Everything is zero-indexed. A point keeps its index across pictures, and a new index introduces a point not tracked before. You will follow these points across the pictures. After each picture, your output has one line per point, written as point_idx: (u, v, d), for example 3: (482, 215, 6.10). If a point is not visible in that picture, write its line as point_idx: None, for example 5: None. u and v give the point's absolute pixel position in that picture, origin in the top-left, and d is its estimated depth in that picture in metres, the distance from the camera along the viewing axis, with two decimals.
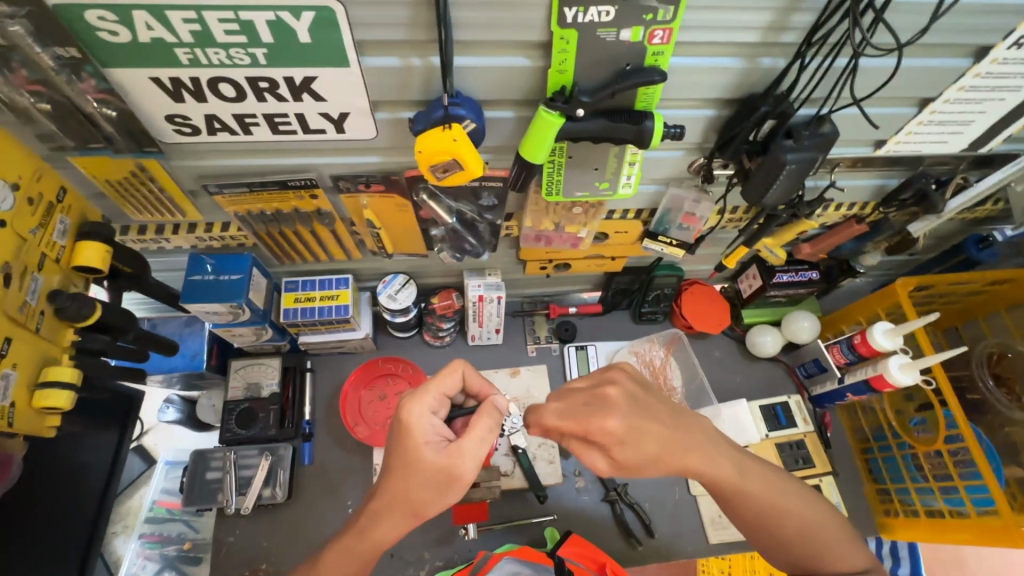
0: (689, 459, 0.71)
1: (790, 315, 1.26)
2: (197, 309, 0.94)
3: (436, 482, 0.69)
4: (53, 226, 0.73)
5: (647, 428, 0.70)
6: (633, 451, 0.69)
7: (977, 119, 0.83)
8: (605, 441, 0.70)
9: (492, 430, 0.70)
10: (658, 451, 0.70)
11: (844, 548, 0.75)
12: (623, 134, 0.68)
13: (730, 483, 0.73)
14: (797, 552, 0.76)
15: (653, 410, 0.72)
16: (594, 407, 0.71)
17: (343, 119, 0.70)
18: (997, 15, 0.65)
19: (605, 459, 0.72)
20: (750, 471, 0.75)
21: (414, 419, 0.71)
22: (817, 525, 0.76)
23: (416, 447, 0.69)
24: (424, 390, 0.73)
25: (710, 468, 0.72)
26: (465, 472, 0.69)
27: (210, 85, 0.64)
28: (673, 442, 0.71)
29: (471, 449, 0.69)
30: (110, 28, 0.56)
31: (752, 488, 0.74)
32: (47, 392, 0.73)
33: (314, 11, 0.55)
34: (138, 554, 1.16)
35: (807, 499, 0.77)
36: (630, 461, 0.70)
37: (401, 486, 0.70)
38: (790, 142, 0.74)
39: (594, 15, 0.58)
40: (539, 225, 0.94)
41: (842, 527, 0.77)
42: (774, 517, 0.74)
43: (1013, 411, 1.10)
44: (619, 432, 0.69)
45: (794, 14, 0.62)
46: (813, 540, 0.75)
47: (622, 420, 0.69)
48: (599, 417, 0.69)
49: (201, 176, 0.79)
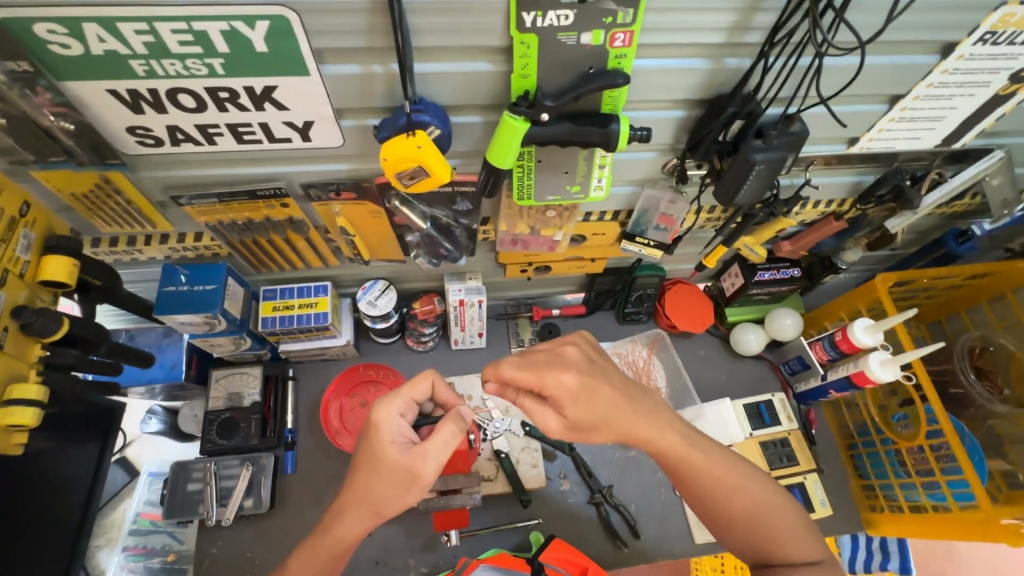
0: (640, 427, 0.72)
1: (773, 313, 1.27)
2: (171, 320, 0.93)
3: (397, 480, 0.69)
4: (16, 241, 0.72)
5: (599, 388, 0.71)
6: (585, 409, 0.70)
7: (949, 115, 0.83)
8: (557, 395, 0.70)
9: (456, 434, 0.70)
10: (609, 413, 0.71)
11: (788, 535, 0.75)
12: (589, 137, 0.67)
13: (679, 455, 0.74)
14: (741, 533, 0.76)
15: (608, 374, 0.73)
16: (553, 361, 0.72)
17: (308, 127, 0.69)
18: (960, 12, 0.65)
19: (558, 419, 0.72)
20: (701, 447, 0.75)
21: (382, 420, 0.71)
22: (766, 507, 0.76)
23: (381, 446, 0.70)
24: (393, 393, 0.74)
25: (658, 440, 0.73)
26: (426, 473, 0.69)
27: (169, 96, 0.63)
28: (625, 406, 0.71)
29: (434, 451, 0.69)
30: (61, 41, 0.55)
31: (702, 462, 0.74)
32: (13, 410, 0.72)
33: (269, 21, 0.54)
34: (121, 566, 1.15)
35: (758, 479, 0.77)
36: (580, 420, 0.70)
37: (367, 482, 0.71)
38: (760, 142, 0.73)
39: (553, 19, 0.57)
40: (515, 228, 0.94)
41: (793, 514, 0.77)
42: (724, 495, 0.75)
43: (995, 404, 1.10)
44: (572, 386, 0.70)
45: (757, 14, 0.62)
46: (760, 522, 0.75)
47: (577, 376, 0.70)
48: (555, 370, 0.70)
49: (169, 187, 0.78)
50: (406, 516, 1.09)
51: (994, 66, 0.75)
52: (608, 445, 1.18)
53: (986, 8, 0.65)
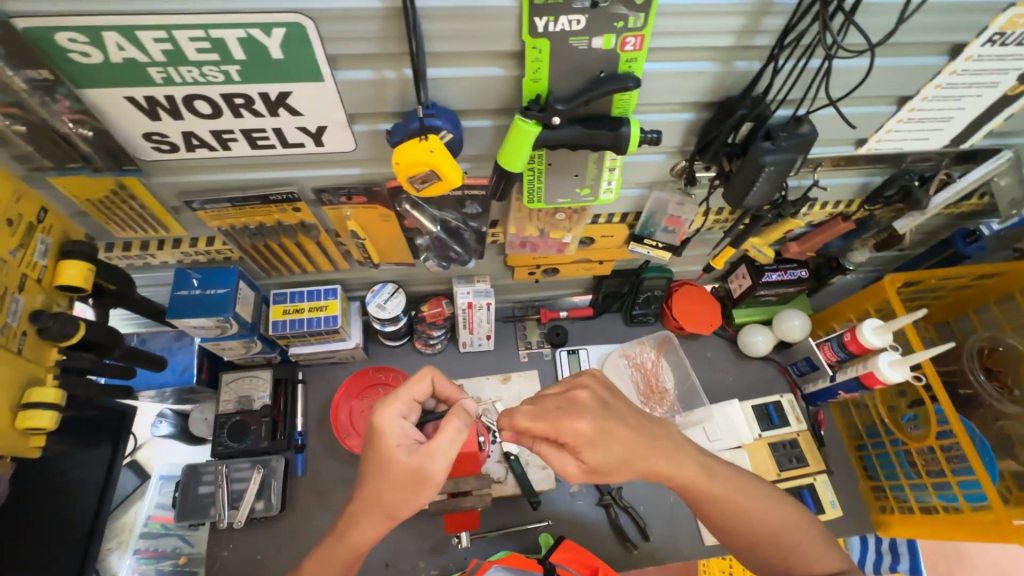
0: (657, 463, 0.73)
1: (781, 314, 1.27)
2: (184, 324, 0.94)
3: (407, 482, 0.69)
4: (34, 246, 0.73)
5: (615, 431, 0.72)
6: (602, 454, 0.71)
7: (957, 116, 0.83)
8: (574, 443, 0.71)
9: (461, 430, 0.71)
10: (626, 454, 0.72)
11: (811, 551, 0.75)
12: (600, 141, 0.68)
13: (695, 484, 0.75)
14: (764, 554, 0.76)
15: (622, 416, 0.74)
16: (566, 409, 0.73)
17: (321, 133, 0.70)
18: (969, 13, 0.65)
19: (576, 463, 0.74)
20: (716, 473, 0.76)
21: (385, 424, 0.72)
22: (786, 526, 0.76)
23: (387, 450, 0.70)
24: (394, 396, 0.74)
25: (676, 472, 0.74)
26: (436, 472, 0.69)
27: (185, 102, 0.64)
28: (642, 446, 0.73)
29: (441, 449, 0.70)
30: (82, 50, 0.56)
31: (718, 487, 0.75)
32: (31, 412, 0.72)
33: (285, 27, 0.55)
34: (133, 569, 1.16)
35: (775, 499, 0.78)
36: (598, 464, 0.72)
37: (375, 487, 0.71)
38: (769, 144, 0.74)
39: (564, 24, 0.58)
40: (524, 231, 0.94)
41: (813, 530, 0.77)
42: (742, 518, 0.75)
43: (1005, 404, 1.09)
44: (589, 433, 0.71)
45: (766, 18, 0.63)
46: (781, 542, 0.75)
47: (592, 422, 0.71)
48: (570, 419, 0.71)
49: (183, 192, 0.79)
50: (416, 518, 1.10)
51: (1002, 66, 0.75)
52: None
53: (994, 9, 0.65)
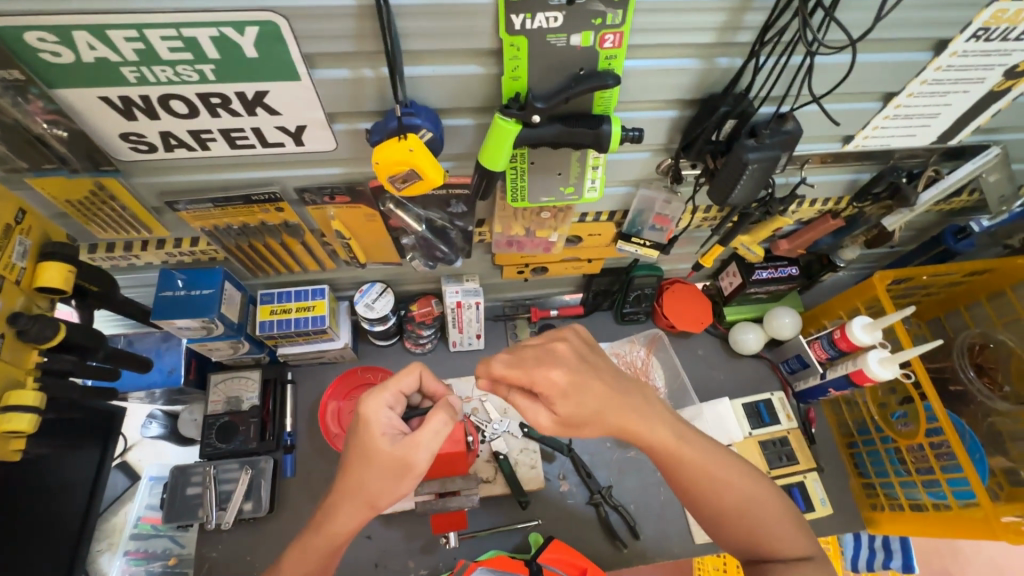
0: (628, 421, 0.72)
1: (771, 312, 1.26)
2: (169, 325, 0.93)
3: (390, 471, 0.69)
4: (12, 247, 0.72)
5: (589, 383, 0.71)
6: (575, 404, 0.70)
7: (944, 112, 0.82)
8: (547, 392, 0.70)
9: (446, 423, 0.70)
10: (599, 407, 0.70)
11: (777, 529, 0.75)
12: (582, 139, 0.67)
13: (669, 450, 0.73)
14: (731, 528, 0.76)
15: (598, 369, 0.73)
16: (542, 359, 0.72)
17: (300, 132, 0.69)
18: (952, 8, 0.64)
19: (549, 415, 0.72)
20: (692, 443, 0.75)
21: (370, 413, 0.72)
22: (757, 503, 0.76)
23: (371, 438, 0.70)
24: (381, 387, 0.74)
25: (648, 435, 0.73)
26: (418, 462, 0.69)
27: (161, 103, 0.63)
28: (615, 401, 0.71)
29: (426, 440, 0.69)
30: (52, 49, 0.55)
31: (693, 458, 0.74)
32: (8, 416, 0.72)
33: (257, 26, 0.55)
34: (123, 571, 1.16)
35: (751, 476, 0.77)
36: (570, 415, 0.70)
37: (359, 475, 0.70)
38: (752, 141, 0.73)
39: (542, 21, 0.57)
40: (510, 230, 0.94)
41: (784, 511, 0.77)
42: (715, 490, 0.75)
43: (995, 401, 1.09)
44: (562, 383, 0.70)
45: (746, 14, 0.62)
46: (750, 517, 0.75)
47: (566, 372, 0.70)
48: (543, 367, 0.70)
49: (165, 193, 0.79)
50: (405, 518, 1.09)
51: (987, 62, 0.74)
52: (607, 445, 1.18)
53: (978, 4, 0.65)
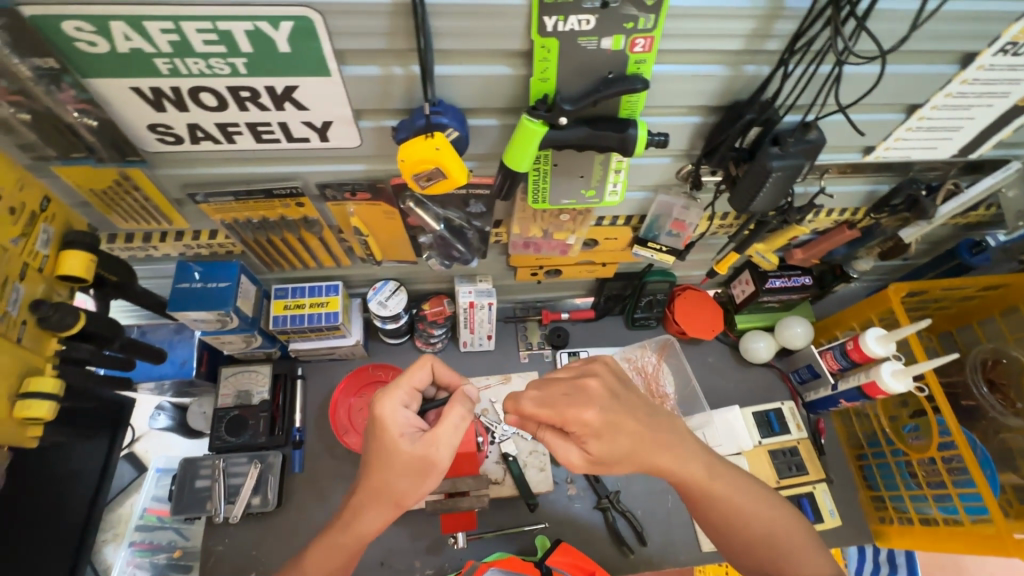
0: (660, 458, 0.72)
1: (783, 321, 1.26)
2: (184, 317, 0.93)
3: (413, 470, 0.69)
4: (36, 235, 0.72)
5: (622, 423, 0.70)
6: (608, 446, 0.69)
7: (967, 125, 0.82)
8: (580, 432, 0.70)
9: (464, 417, 0.71)
10: (631, 447, 0.70)
11: (806, 559, 0.75)
12: (607, 142, 0.67)
13: (700, 484, 0.74)
14: (758, 557, 0.76)
15: (632, 408, 0.72)
16: (574, 398, 0.71)
17: (326, 128, 0.70)
18: (982, 22, 0.64)
19: (580, 452, 0.72)
20: (719, 475, 0.76)
21: (387, 414, 0.71)
22: (783, 534, 0.76)
23: (390, 440, 0.69)
24: (394, 385, 0.73)
25: (679, 470, 0.73)
26: (441, 459, 0.69)
27: (190, 94, 0.63)
28: (648, 439, 0.71)
29: (445, 436, 0.69)
30: (88, 39, 0.56)
31: (722, 491, 0.75)
32: (29, 403, 0.72)
33: (292, 21, 0.55)
34: (129, 562, 1.16)
35: (775, 507, 0.78)
36: (604, 455, 0.70)
37: (380, 477, 0.70)
38: (776, 150, 0.73)
39: (574, 23, 0.58)
40: (527, 232, 0.94)
41: (811, 540, 0.77)
42: (743, 521, 0.75)
43: (1008, 418, 1.09)
44: (596, 424, 0.69)
45: (777, 22, 0.62)
46: (778, 548, 0.75)
47: (600, 412, 0.69)
48: (577, 408, 0.69)
49: (187, 185, 0.79)
50: (413, 517, 1.09)
51: (1012, 77, 0.74)
52: None
53: (1008, 19, 0.64)
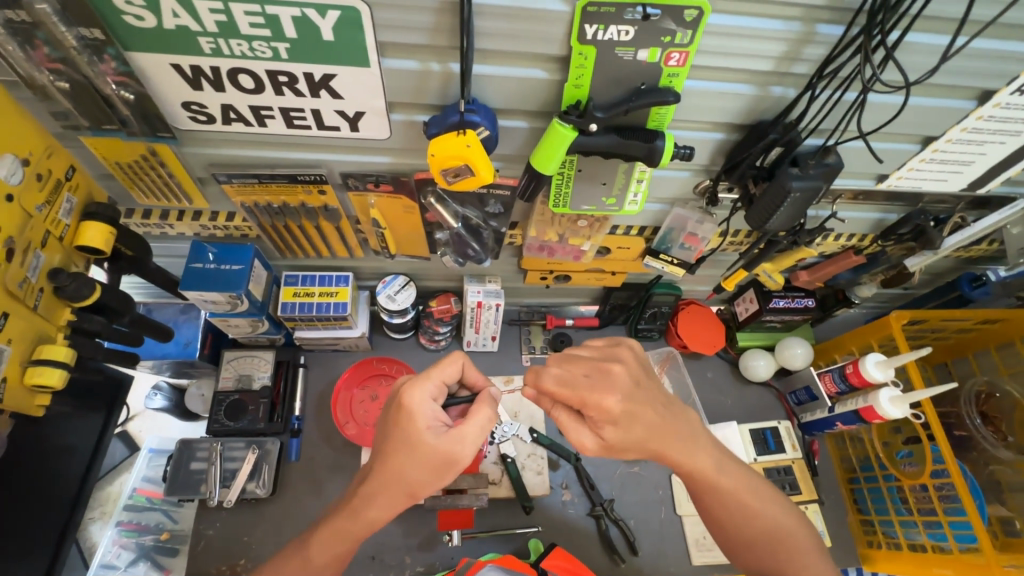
0: (672, 449, 0.73)
1: (784, 341, 1.28)
2: (195, 297, 0.93)
3: (435, 465, 0.69)
4: (59, 204, 0.73)
5: (642, 412, 0.70)
6: (624, 433, 0.69)
7: (978, 160, 0.85)
8: (598, 417, 0.69)
9: (491, 419, 0.72)
10: (645, 437, 0.70)
11: (805, 561, 0.78)
12: (634, 151, 0.69)
13: (708, 478, 0.76)
14: (755, 552, 0.80)
15: (651, 398, 0.72)
16: (595, 381, 0.70)
17: (358, 118, 0.70)
18: (1003, 60, 0.67)
19: (594, 438, 0.71)
20: (729, 471, 0.77)
21: (416, 405, 0.70)
22: (784, 533, 0.79)
23: (416, 431, 0.69)
24: (425, 376, 0.73)
25: (689, 463, 0.74)
26: (465, 457, 0.70)
27: (229, 75, 0.64)
28: (663, 430, 0.71)
29: (472, 435, 0.70)
30: (137, 13, 0.56)
31: (730, 487, 0.76)
32: (40, 370, 0.72)
33: (339, 10, 0.56)
34: (114, 541, 1.12)
35: (780, 505, 0.80)
36: (617, 441, 0.70)
37: (398, 465, 0.70)
38: (796, 171, 0.75)
39: (613, 33, 0.59)
40: (544, 235, 0.95)
41: (810, 539, 0.80)
42: (746, 517, 0.78)
43: (999, 450, 1.11)
44: (616, 411, 0.68)
45: (807, 46, 0.64)
46: (777, 546, 0.78)
47: (621, 400, 0.69)
48: (599, 393, 0.68)
49: (212, 164, 0.80)
50: (407, 513, 1.09)
51: None
52: (613, 460, 1.18)
53: None
